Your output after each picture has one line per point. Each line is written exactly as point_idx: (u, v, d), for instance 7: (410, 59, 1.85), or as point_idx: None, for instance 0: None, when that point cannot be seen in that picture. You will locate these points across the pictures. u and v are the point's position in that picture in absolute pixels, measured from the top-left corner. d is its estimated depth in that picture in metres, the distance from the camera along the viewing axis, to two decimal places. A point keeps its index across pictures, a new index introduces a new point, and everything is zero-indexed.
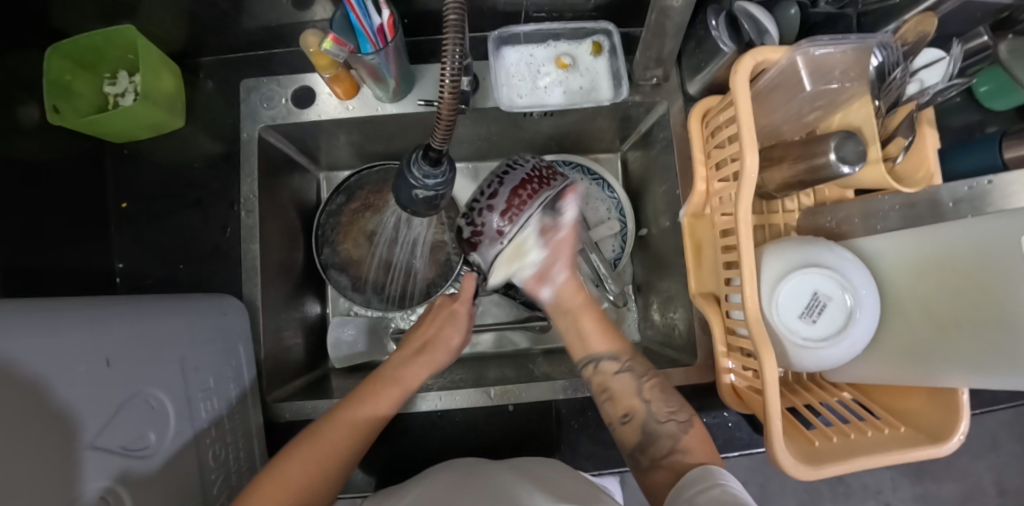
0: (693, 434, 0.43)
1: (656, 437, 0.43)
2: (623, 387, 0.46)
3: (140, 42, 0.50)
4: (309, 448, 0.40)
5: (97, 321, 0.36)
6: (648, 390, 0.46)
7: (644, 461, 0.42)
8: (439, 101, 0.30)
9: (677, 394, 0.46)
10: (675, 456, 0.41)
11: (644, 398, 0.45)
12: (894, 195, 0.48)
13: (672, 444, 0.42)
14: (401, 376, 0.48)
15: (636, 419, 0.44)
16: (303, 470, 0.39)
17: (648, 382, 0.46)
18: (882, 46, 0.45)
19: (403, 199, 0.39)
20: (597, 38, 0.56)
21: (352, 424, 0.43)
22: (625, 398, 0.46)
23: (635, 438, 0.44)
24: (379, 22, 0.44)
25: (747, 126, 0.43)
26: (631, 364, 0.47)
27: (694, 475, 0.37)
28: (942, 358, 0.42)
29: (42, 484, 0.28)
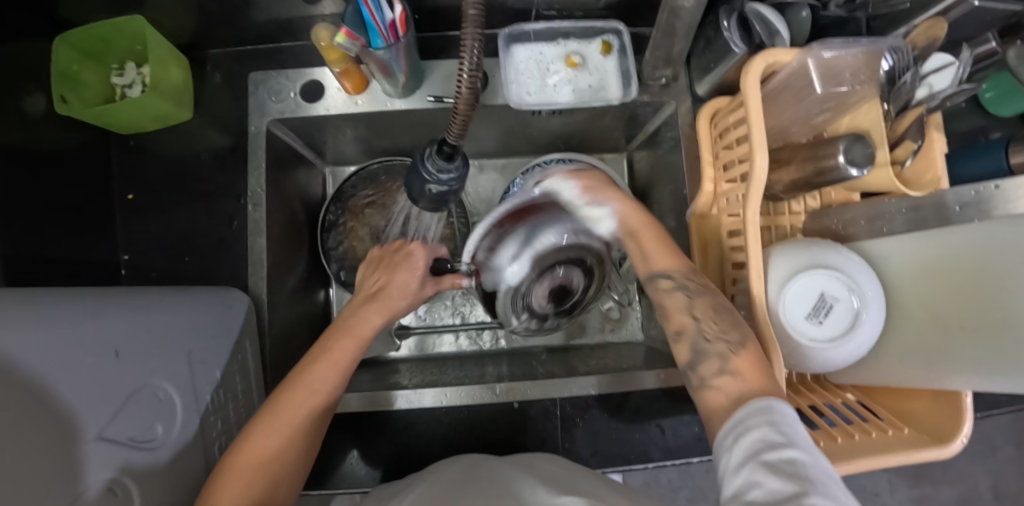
0: (744, 354, 0.37)
1: (704, 357, 0.39)
2: (675, 304, 0.42)
3: (149, 32, 0.50)
4: (270, 419, 0.37)
5: (105, 314, 0.36)
6: (698, 308, 0.41)
7: (695, 380, 0.39)
8: (456, 95, 0.30)
9: (731, 313, 0.41)
10: (725, 378, 0.37)
11: (694, 317, 0.41)
12: (901, 199, 0.47)
13: (721, 364, 0.38)
14: (357, 327, 0.44)
15: (686, 337, 0.41)
16: (268, 445, 0.36)
17: (702, 301, 0.42)
18: (893, 51, 0.45)
19: (415, 193, 0.39)
20: (607, 37, 0.56)
21: (288, 419, 0.37)
22: (676, 316, 0.42)
23: (687, 355, 0.40)
24: (392, 17, 0.44)
25: (757, 126, 0.43)
26: (686, 282, 0.43)
27: (740, 413, 0.33)
28: (943, 360, 0.43)
29: (46, 479, 0.27)
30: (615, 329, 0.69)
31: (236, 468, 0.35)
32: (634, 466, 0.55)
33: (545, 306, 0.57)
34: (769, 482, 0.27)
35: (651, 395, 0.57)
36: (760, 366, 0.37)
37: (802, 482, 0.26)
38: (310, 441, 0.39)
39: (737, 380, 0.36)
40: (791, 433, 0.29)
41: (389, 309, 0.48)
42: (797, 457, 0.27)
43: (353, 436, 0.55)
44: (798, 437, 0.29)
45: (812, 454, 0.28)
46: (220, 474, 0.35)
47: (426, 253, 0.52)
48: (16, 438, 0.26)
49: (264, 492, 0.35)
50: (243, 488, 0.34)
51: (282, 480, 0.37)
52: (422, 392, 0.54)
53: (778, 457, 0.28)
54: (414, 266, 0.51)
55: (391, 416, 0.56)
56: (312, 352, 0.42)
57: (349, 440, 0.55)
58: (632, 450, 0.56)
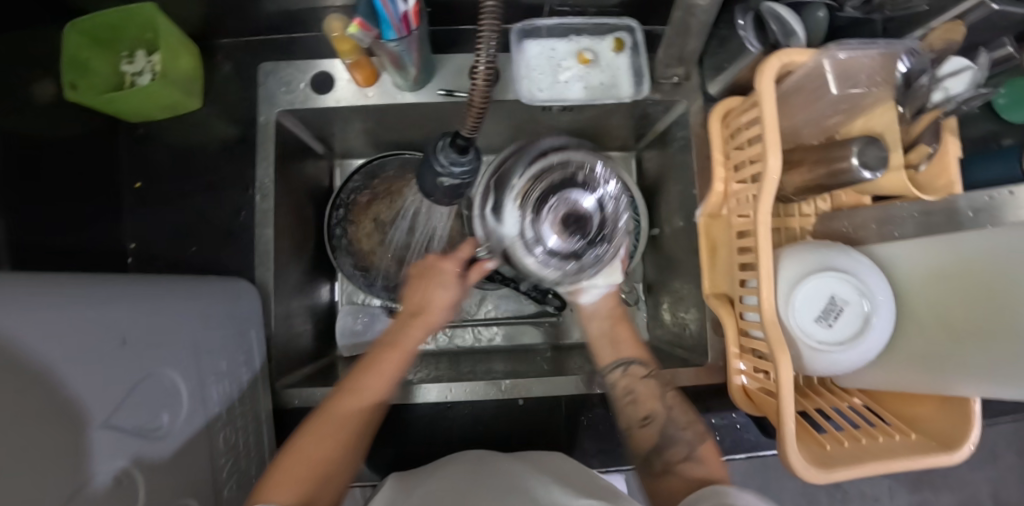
0: (706, 447, 0.48)
1: (673, 443, 0.48)
2: (648, 391, 0.52)
3: (160, 21, 0.50)
4: (322, 421, 0.45)
5: (116, 300, 0.35)
6: (670, 400, 0.51)
7: (659, 465, 0.47)
8: (472, 87, 0.30)
9: (688, 412, 0.51)
10: (691, 462, 0.46)
11: (666, 405, 0.51)
12: (913, 203, 0.46)
13: (687, 452, 0.47)
14: (400, 341, 0.52)
15: (655, 423, 0.50)
16: (319, 443, 0.44)
17: (670, 394, 0.52)
18: (910, 53, 0.44)
19: (427, 186, 0.38)
20: (620, 34, 0.56)
21: (336, 419, 0.46)
22: (647, 401, 0.51)
23: (652, 441, 0.49)
24: (404, 9, 0.43)
25: (771, 126, 0.43)
26: (654, 373, 0.54)
27: (710, 493, 0.39)
28: (952, 365, 0.42)
29: (53, 467, 0.27)
30: None
31: (290, 460, 0.42)
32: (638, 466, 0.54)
33: (568, 243, 0.46)
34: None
35: None
36: (717, 458, 0.47)
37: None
38: (353, 447, 0.46)
39: (701, 465, 0.46)
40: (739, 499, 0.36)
41: (428, 324, 0.53)
42: None
43: None
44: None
45: None
46: (279, 466, 0.41)
47: (456, 264, 0.54)
48: (27, 420, 0.25)
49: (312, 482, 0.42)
50: (298, 478, 0.41)
51: (328, 474, 0.43)
52: (428, 387, 0.54)
53: None
54: (443, 278, 0.53)
55: (394, 410, 0.56)
56: (361, 365, 0.50)
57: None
58: None
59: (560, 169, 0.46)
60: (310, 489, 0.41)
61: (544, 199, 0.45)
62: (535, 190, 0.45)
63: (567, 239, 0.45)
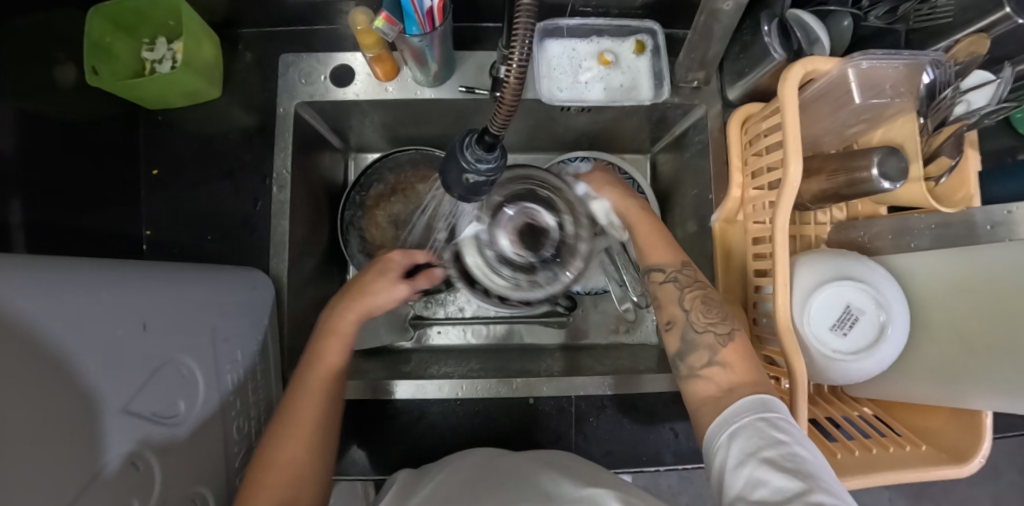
0: (730, 349, 0.42)
1: (694, 347, 0.43)
2: (668, 295, 0.46)
3: (184, 9, 0.50)
4: (287, 427, 0.42)
5: (137, 285, 0.35)
6: (688, 299, 0.45)
7: (684, 369, 0.43)
8: (503, 84, 0.29)
9: (721, 308, 0.44)
10: (715, 368, 0.41)
11: (686, 307, 0.45)
12: (930, 214, 0.47)
13: (711, 355, 0.42)
14: (337, 325, 0.48)
15: (676, 327, 0.45)
16: (290, 448, 0.41)
17: (691, 292, 0.46)
18: (937, 64, 0.45)
19: (449, 181, 0.38)
20: (641, 36, 0.56)
21: (297, 423, 0.42)
22: (669, 306, 0.46)
23: (677, 345, 0.44)
24: (430, 5, 0.44)
25: (793, 133, 0.43)
26: (678, 274, 0.47)
27: (733, 409, 0.36)
28: (969, 379, 0.42)
29: (71, 452, 0.27)
30: (629, 330, 0.70)
31: (262, 479, 0.39)
32: (646, 468, 0.55)
33: (523, 254, 0.51)
34: (776, 479, 0.30)
35: (665, 397, 0.56)
36: (746, 356, 0.41)
37: (805, 478, 0.30)
38: (325, 443, 0.43)
39: (726, 371, 0.40)
40: (785, 428, 0.34)
41: (366, 308, 0.49)
42: (795, 453, 0.32)
43: (354, 430, 0.55)
44: (791, 431, 0.33)
45: (806, 448, 0.32)
46: (252, 482, 0.38)
47: (408, 259, 0.52)
48: (44, 407, 0.25)
49: (289, 496, 0.39)
50: (274, 492, 0.38)
51: (305, 481, 0.41)
52: (439, 383, 0.54)
53: (784, 453, 0.32)
54: (391, 270, 0.51)
55: (402, 408, 0.56)
56: (305, 359, 0.47)
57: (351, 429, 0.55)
58: (644, 452, 0.56)
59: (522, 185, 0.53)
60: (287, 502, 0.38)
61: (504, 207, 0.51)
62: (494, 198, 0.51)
63: (523, 249, 0.51)
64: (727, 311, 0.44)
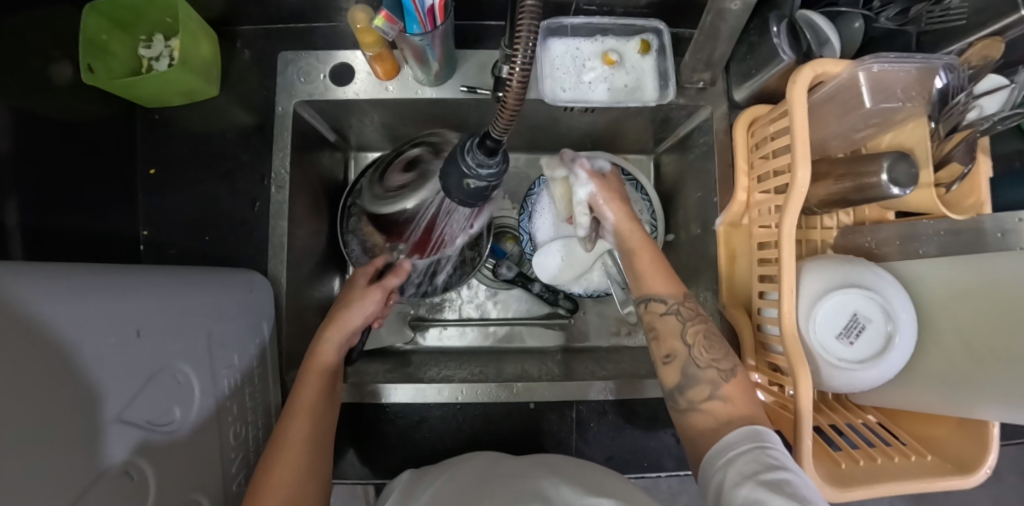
0: (731, 385, 0.41)
1: (694, 382, 0.42)
2: (667, 328, 0.45)
3: (180, 6, 0.49)
4: (279, 455, 0.41)
5: (131, 290, 0.35)
6: (691, 335, 0.44)
7: (682, 402, 0.42)
8: (506, 89, 0.29)
9: (722, 343, 0.43)
10: (715, 402, 0.40)
11: (687, 341, 0.44)
12: (939, 219, 0.47)
13: (712, 390, 0.41)
14: (321, 350, 0.49)
15: (677, 360, 0.43)
16: (281, 475, 0.40)
17: (693, 326, 0.44)
18: (949, 69, 0.44)
19: (449, 186, 0.37)
20: (646, 35, 0.54)
21: (287, 450, 0.42)
22: (669, 339, 0.44)
23: (675, 379, 0.43)
24: (432, 2, 0.43)
25: (801, 137, 0.42)
26: (677, 307, 0.45)
27: (731, 438, 0.36)
28: (977, 390, 0.41)
29: (64, 463, 0.26)
30: (631, 332, 0.69)
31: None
32: (647, 474, 0.54)
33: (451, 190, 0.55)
34: (771, 499, 0.30)
35: (667, 403, 0.56)
36: (747, 392, 0.41)
37: (802, 501, 0.29)
38: (319, 469, 0.43)
39: (726, 404, 0.40)
40: (783, 458, 0.33)
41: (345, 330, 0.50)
42: (790, 478, 0.31)
43: (353, 434, 0.54)
44: (786, 460, 0.33)
45: (803, 477, 0.31)
46: None
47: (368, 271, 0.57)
48: (36, 418, 0.24)
49: None
50: None
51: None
52: (439, 387, 0.54)
53: (780, 478, 0.31)
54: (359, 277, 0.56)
55: (400, 411, 0.55)
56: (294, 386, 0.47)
57: (348, 434, 0.54)
58: (645, 458, 0.55)
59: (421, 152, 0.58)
60: None
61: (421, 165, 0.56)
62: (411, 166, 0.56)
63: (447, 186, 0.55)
64: (726, 346, 0.44)
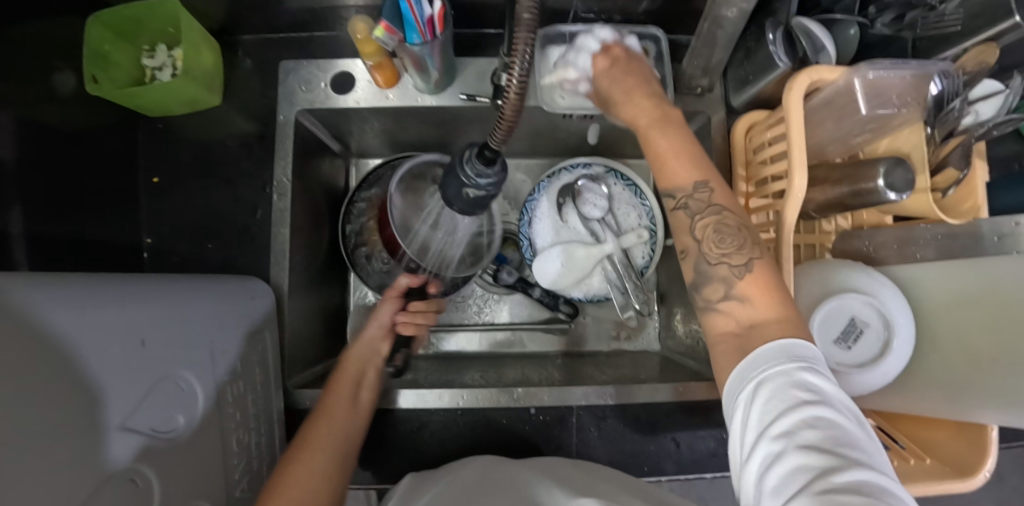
0: (753, 279, 0.35)
1: (708, 280, 0.37)
2: (679, 223, 0.39)
3: (182, 16, 0.49)
4: (303, 451, 0.45)
5: (133, 300, 0.35)
6: (701, 227, 0.38)
7: (698, 301, 0.38)
8: (504, 99, 0.29)
9: (737, 234, 0.37)
10: (733, 302, 0.35)
11: (698, 235, 0.38)
12: (937, 224, 0.47)
13: (725, 287, 0.36)
14: (348, 363, 0.54)
15: (688, 256, 0.39)
16: (303, 468, 0.43)
17: (706, 218, 0.38)
18: (943, 74, 0.44)
19: (449, 195, 0.38)
20: (644, 42, 0.55)
21: (309, 446, 0.46)
22: (679, 235, 0.39)
23: (690, 277, 0.39)
24: (430, 13, 0.43)
25: (797, 142, 0.42)
26: (687, 200, 0.38)
27: (762, 357, 0.31)
28: (976, 393, 0.41)
29: (68, 472, 0.26)
30: (632, 337, 0.70)
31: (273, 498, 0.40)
32: (648, 478, 0.55)
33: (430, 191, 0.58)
34: (796, 452, 0.26)
35: (667, 408, 0.56)
36: (769, 288, 0.35)
37: (834, 451, 0.25)
38: (332, 467, 0.45)
39: (744, 305, 0.35)
40: (817, 385, 0.28)
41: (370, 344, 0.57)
42: (823, 415, 0.27)
43: None
44: (824, 390, 0.28)
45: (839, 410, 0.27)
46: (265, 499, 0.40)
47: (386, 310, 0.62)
48: (35, 426, 0.25)
49: None
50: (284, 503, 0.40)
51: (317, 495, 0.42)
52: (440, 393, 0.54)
53: (807, 416, 0.27)
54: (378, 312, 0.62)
55: (401, 417, 0.56)
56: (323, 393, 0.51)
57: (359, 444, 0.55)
58: (646, 462, 0.56)
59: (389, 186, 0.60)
60: None
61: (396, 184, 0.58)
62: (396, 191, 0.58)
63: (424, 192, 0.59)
64: (745, 236, 0.37)
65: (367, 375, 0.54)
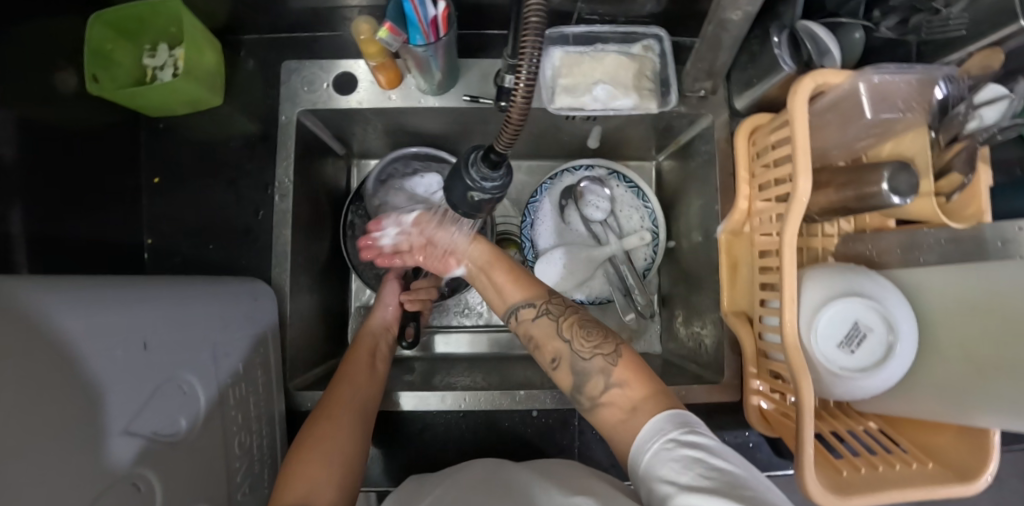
0: (623, 365, 0.43)
1: (585, 376, 0.44)
2: (544, 331, 0.47)
3: (185, 15, 0.49)
4: (326, 409, 0.48)
5: (137, 303, 0.35)
6: (564, 329, 0.47)
7: (585, 401, 0.44)
8: (511, 102, 0.29)
9: (600, 331, 0.46)
10: (613, 391, 0.42)
11: (563, 337, 0.46)
12: (939, 229, 0.47)
13: (604, 380, 0.43)
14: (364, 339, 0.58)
15: (563, 362, 0.46)
16: (328, 424, 0.46)
17: (567, 320, 0.47)
18: (948, 79, 0.45)
19: (453, 197, 0.38)
20: (647, 42, 0.54)
21: (332, 404, 0.48)
22: (547, 342, 0.47)
23: (569, 380, 0.45)
24: (434, 14, 0.44)
25: (802, 147, 0.42)
26: (547, 306, 0.48)
27: (657, 425, 0.37)
28: (980, 399, 0.41)
29: (73, 477, 0.26)
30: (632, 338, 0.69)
31: (301, 452, 0.42)
32: None
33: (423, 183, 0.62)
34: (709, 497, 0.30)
35: None
36: (638, 370, 0.43)
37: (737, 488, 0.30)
38: (358, 428, 0.47)
39: (624, 392, 0.42)
40: (703, 441, 0.35)
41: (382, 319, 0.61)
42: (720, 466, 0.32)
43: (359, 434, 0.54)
44: (708, 444, 0.34)
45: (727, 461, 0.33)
46: (292, 457, 0.42)
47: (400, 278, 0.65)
48: (45, 430, 0.25)
49: (321, 463, 0.42)
50: (314, 452, 0.43)
51: (343, 448, 0.44)
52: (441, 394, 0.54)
53: (708, 470, 0.32)
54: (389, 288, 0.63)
55: (403, 419, 0.55)
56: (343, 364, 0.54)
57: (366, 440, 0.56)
58: None
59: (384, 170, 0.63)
60: (321, 471, 0.41)
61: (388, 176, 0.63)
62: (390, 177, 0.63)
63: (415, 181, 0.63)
64: (603, 330, 0.46)
65: (379, 349, 0.58)
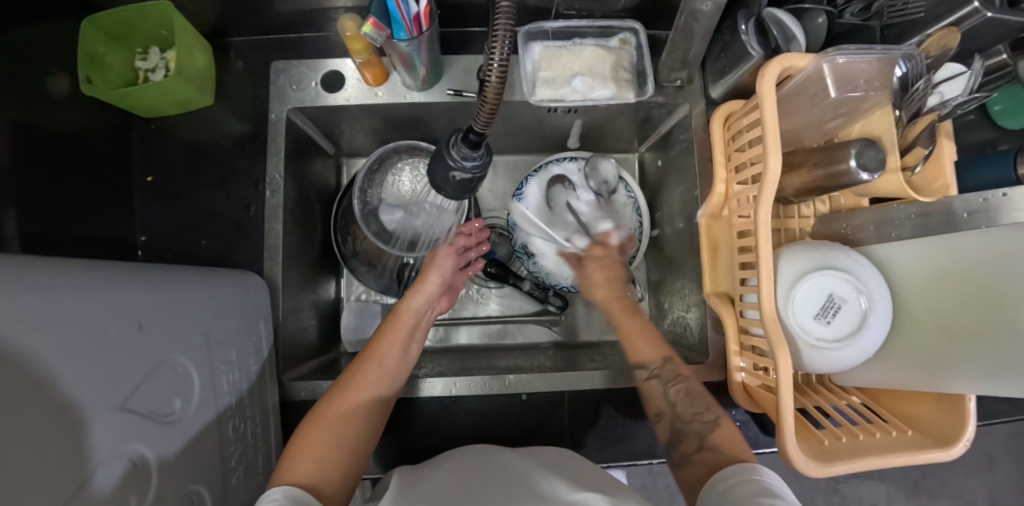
0: (719, 433, 0.44)
1: (683, 436, 0.46)
2: (652, 390, 0.51)
3: (176, 18, 0.51)
4: (348, 387, 0.48)
5: (131, 285, 0.36)
6: (673, 394, 0.49)
7: (677, 457, 0.45)
8: (486, 86, 0.30)
9: (703, 399, 0.49)
10: (704, 452, 0.43)
11: (671, 401, 0.49)
12: (910, 204, 0.49)
13: (700, 442, 0.44)
14: (404, 311, 0.57)
15: (665, 419, 0.49)
16: (347, 406, 0.46)
17: (675, 386, 0.50)
18: (907, 58, 0.46)
19: (438, 181, 0.39)
20: (623, 35, 0.56)
21: (356, 384, 0.48)
22: (654, 400, 0.50)
23: (667, 436, 0.48)
24: (416, 10, 0.45)
25: (771, 127, 0.44)
26: (659, 371, 0.51)
27: (728, 471, 0.39)
28: (953, 363, 0.43)
29: (67, 452, 0.27)
30: None
31: (312, 432, 0.43)
32: (641, 462, 0.55)
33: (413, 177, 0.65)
34: None
35: None
36: (733, 440, 0.43)
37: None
38: (373, 417, 0.47)
39: (715, 453, 0.42)
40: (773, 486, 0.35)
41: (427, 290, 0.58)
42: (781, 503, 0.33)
43: None
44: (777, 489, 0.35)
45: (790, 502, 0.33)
46: (300, 435, 0.43)
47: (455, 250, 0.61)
48: (42, 403, 0.25)
49: (329, 448, 0.43)
50: (327, 433, 0.43)
51: (353, 434, 0.45)
52: (433, 382, 0.56)
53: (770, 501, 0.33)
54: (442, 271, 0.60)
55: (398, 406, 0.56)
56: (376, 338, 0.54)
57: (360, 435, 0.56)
58: (637, 445, 0.56)
59: (374, 161, 0.63)
60: (329, 456, 0.42)
61: (373, 167, 0.63)
62: (377, 167, 0.64)
63: (400, 173, 0.64)
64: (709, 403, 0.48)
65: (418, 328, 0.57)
